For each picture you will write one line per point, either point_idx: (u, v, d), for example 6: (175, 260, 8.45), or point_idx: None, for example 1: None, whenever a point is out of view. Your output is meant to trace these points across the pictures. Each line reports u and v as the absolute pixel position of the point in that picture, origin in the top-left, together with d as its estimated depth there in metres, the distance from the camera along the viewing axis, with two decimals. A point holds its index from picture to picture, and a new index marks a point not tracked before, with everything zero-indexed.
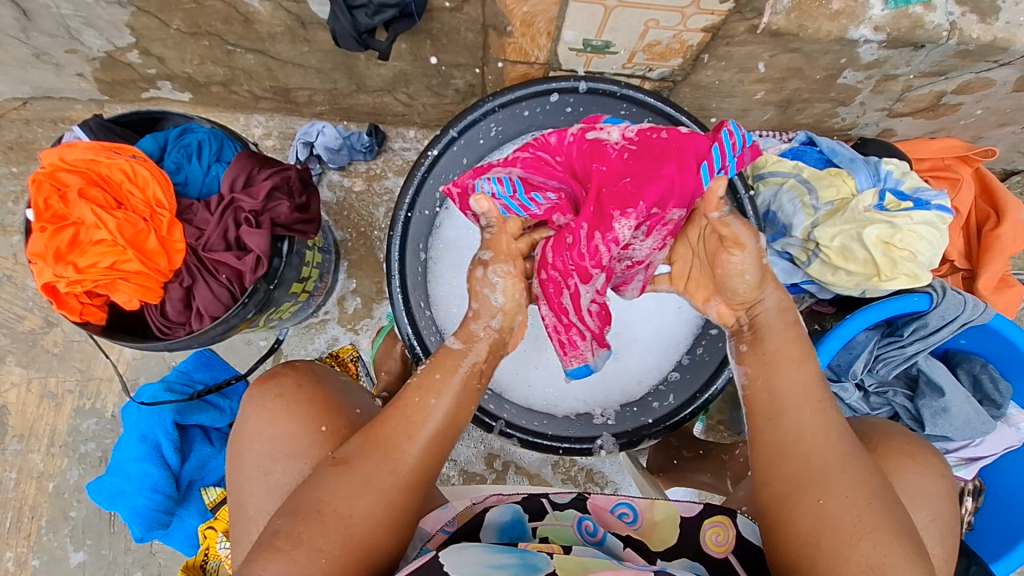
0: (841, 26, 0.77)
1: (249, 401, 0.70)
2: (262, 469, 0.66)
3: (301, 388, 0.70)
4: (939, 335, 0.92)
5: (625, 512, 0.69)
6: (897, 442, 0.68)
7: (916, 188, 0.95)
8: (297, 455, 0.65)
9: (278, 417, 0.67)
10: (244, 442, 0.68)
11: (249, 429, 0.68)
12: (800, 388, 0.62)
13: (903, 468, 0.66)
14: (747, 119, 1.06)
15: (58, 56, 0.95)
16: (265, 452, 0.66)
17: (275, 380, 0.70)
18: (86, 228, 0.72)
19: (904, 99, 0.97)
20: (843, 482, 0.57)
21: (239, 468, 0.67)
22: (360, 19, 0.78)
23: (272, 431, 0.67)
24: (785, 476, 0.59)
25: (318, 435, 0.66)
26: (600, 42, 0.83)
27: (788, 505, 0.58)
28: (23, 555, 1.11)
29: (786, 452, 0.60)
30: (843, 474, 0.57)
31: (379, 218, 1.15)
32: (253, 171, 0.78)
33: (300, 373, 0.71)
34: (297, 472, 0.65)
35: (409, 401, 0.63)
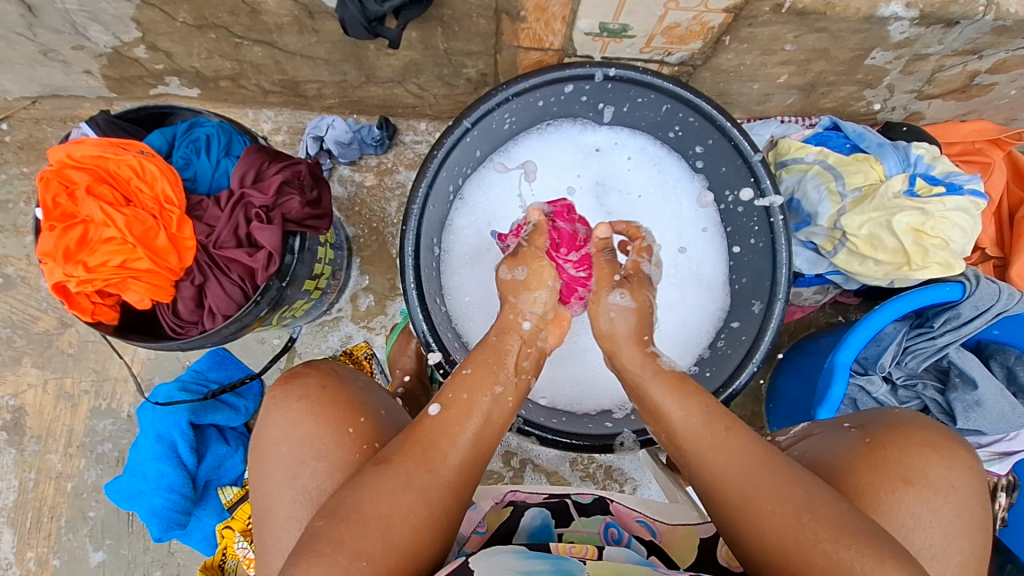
0: (870, 3, 0.73)
1: (266, 406, 0.68)
2: (289, 473, 0.63)
3: (325, 388, 0.68)
4: (971, 326, 0.89)
5: (646, 527, 0.71)
6: (916, 437, 0.62)
7: (948, 172, 0.91)
8: (324, 456, 0.63)
9: (302, 419, 0.66)
10: (268, 445, 0.65)
11: (273, 433, 0.65)
12: (689, 421, 0.64)
13: (925, 464, 0.60)
14: (769, 105, 1.02)
15: (64, 53, 0.94)
16: (292, 454, 0.64)
17: (299, 382, 0.68)
18: (95, 226, 0.70)
19: (934, 80, 0.93)
20: (771, 492, 0.56)
21: (264, 473, 0.64)
22: (369, 7, 0.75)
23: (296, 434, 0.65)
24: (724, 506, 0.59)
25: (344, 436, 0.65)
26: (617, 25, 0.80)
27: (741, 528, 0.57)
28: (43, 555, 1.11)
29: (716, 479, 0.60)
30: (768, 490, 0.57)
31: (391, 213, 1.13)
32: (264, 166, 0.76)
33: (324, 372, 0.70)
34: (326, 474, 0.63)
35: (445, 399, 0.64)
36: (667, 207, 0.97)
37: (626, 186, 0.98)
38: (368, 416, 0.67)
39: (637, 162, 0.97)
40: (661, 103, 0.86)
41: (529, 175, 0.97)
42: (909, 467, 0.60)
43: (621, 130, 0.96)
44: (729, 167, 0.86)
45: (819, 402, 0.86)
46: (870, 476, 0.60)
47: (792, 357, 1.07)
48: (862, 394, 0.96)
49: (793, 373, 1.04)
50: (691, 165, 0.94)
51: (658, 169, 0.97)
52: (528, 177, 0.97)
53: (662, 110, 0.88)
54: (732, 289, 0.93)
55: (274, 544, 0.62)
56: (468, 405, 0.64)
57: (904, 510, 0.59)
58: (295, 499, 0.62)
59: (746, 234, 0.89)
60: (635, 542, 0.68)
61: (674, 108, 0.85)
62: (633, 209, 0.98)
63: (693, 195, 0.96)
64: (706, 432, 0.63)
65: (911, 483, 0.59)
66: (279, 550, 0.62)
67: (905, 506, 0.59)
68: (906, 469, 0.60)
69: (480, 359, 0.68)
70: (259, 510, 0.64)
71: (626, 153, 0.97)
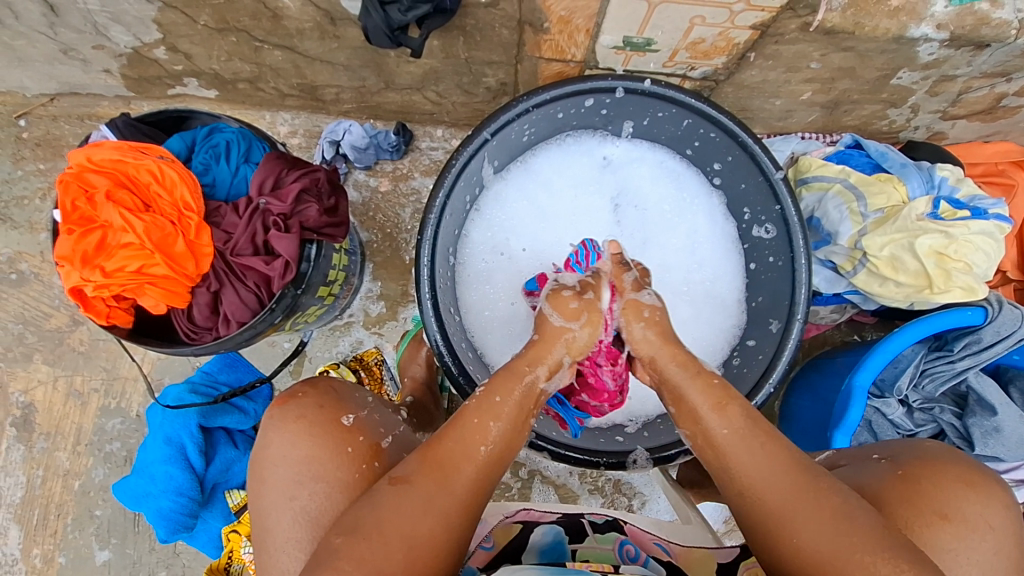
0: (900, 24, 0.72)
1: (270, 423, 0.67)
2: (288, 494, 0.62)
3: (323, 409, 0.68)
4: (993, 352, 0.87)
5: (662, 549, 0.71)
6: (951, 471, 0.59)
7: (973, 196, 0.90)
8: (324, 477, 0.63)
9: (299, 439, 0.65)
10: (266, 466, 0.64)
11: (272, 453, 0.65)
12: (733, 432, 0.61)
13: (963, 502, 0.57)
14: (790, 121, 1.01)
15: (85, 52, 0.94)
16: (290, 476, 0.63)
17: (296, 401, 0.68)
18: (114, 231, 0.70)
19: (960, 101, 0.92)
20: (807, 503, 0.55)
21: (261, 495, 0.64)
22: (393, 16, 0.74)
23: (294, 454, 0.64)
24: (758, 518, 0.57)
25: (343, 455, 0.64)
26: (641, 39, 0.80)
27: (775, 553, 0.56)
28: (49, 552, 1.11)
29: (750, 491, 0.58)
30: (804, 504, 0.55)
31: (405, 218, 1.13)
32: (282, 173, 0.75)
33: (321, 392, 0.69)
34: (325, 496, 0.62)
35: (470, 424, 0.61)
36: (685, 221, 0.96)
37: (644, 199, 0.97)
38: (371, 433, 0.67)
39: (655, 175, 0.97)
40: (682, 118, 0.85)
41: (546, 188, 0.97)
42: (946, 504, 0.57)
43: (639, 142, 0.95)
44: (748, 183, 0.86)
45: (837, 424, 0.85)
46: (904, 508, 0.57)
47: (807, 375, 1.05)
48: (877, 416, 0.95)
49: (808, 391, 1.03)
50: (710, 179, 0.94)
51: (676, 183, 0.96)
52: (546, 189, 0.97)
53: (683, 124, 0.87)
54: (749, 307, 0.92)
55: (278, 562, 0.61)
56: (483, 432, 0.61)
57: (937, 547, 0.56)
58: (296, 522, 0.61)
59: (764, 252, 0.88)
60: (652, 561, 0.67)
61: (695, 123, 0.84)
62: (651, 223, 0.97)
63: (713, 209, 0.95)
64: (738, 444, 0.60)
65: (948, 520, 0.56)
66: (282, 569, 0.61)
67: (942, 543, 0.56)
68: (943, 505, 0.57)
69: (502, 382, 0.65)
70: (258, 530, 0.63)
71: (645, 165, 0.97)
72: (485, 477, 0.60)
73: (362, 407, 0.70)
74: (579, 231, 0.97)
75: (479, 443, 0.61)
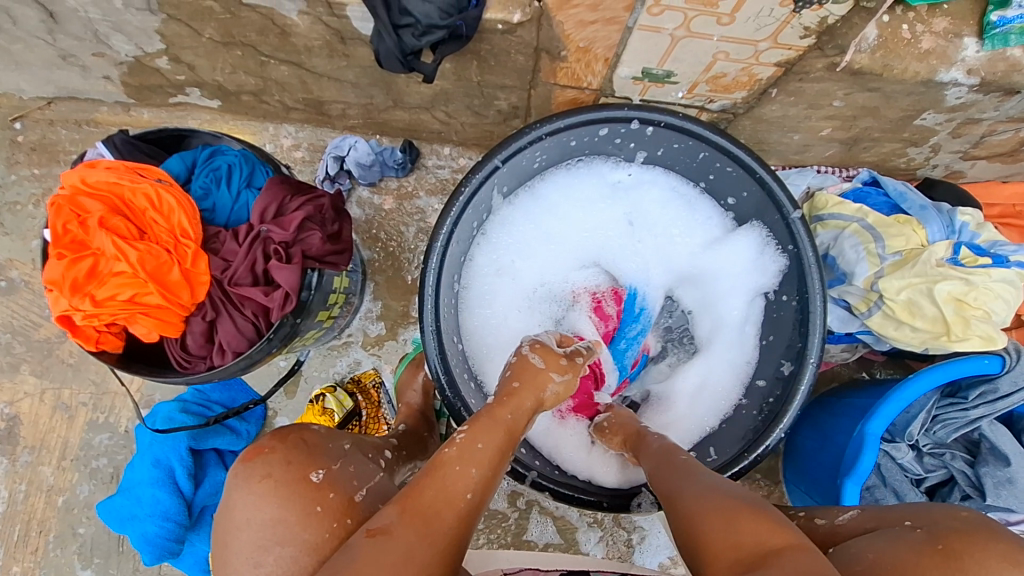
0: (930, 67, 0.70)
1: (234, 483, 0.61)
2: (253, 561, 0.57)
3: (290, 466, 0.61)
4: (1008, 401, 0.86)
5: None
6: (993, 549, 0.52)
7: (994, 242, 0.88)
8: (289, 540, 0.57)
9: (264, 502, 0.59)
10: (230, 529, 0.59)
11: (237, 517, 0.59)
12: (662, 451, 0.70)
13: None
14: (807, 154, 0.99)
15: (84, 59, 0.91)
16: (254, 541, 0.57)
17: (263, 459, 0.61)
18: (106, 258, 0.66)
19: (982, 143, 0.90)
20: (689, 477, 0.62)
21: (225, 561, 0.58)
22: (406, 41, 0.71)
23: (258, 518, 0.58)
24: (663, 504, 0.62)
25: (312, 517, 0.58)
26: (661, 71, 0.77)
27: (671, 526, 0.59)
28: (28, 570, 1.07)
29: (655, 478, 0.66)
30: (694, 483, 0.61)
31: (408, 237, 1.10)
32: (286, 200, 0.73)
33: (289, 447, 0.63)
34: (291, 559, 0.56)
35: (449, 470, 0.57)
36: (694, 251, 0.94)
37: (654, 227, 0.95)
38: (343, 488, 0.61)
39: (667, 204, 0.94)
40: (697, 150, 0.83)
41: (555, 214, 0.94)
42: None
43: (651, 170, 0.92)
44: (764, 219, 0.84)
45: (846, 473, 0.83)
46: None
47: (814, 414, 1.02)
48: (887, 460, 0.93)
49: (814, 430, 1.00)
50: (723, 210, 0.91)
51: (689, 212, 0.93)
52: (554, 217, 0.94)
53: (699, 157, 0.84)
54: (761, 345, 0.88)
55: None
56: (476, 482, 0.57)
57: None
58: None
59: (778, 290, 0.85)
60: None
61: (711, 155, 0.82)
62: (662, 250, 0.96)
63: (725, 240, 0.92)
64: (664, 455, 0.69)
65: None
66: None
67: None
68: None
69: (484, 424, 0.63)
70: None
71: (657, 193, 0.93)
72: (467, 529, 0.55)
73: (335, 459, 0.64)
74: (592, 258, 0.97)
75: (466, 491, 0.57)
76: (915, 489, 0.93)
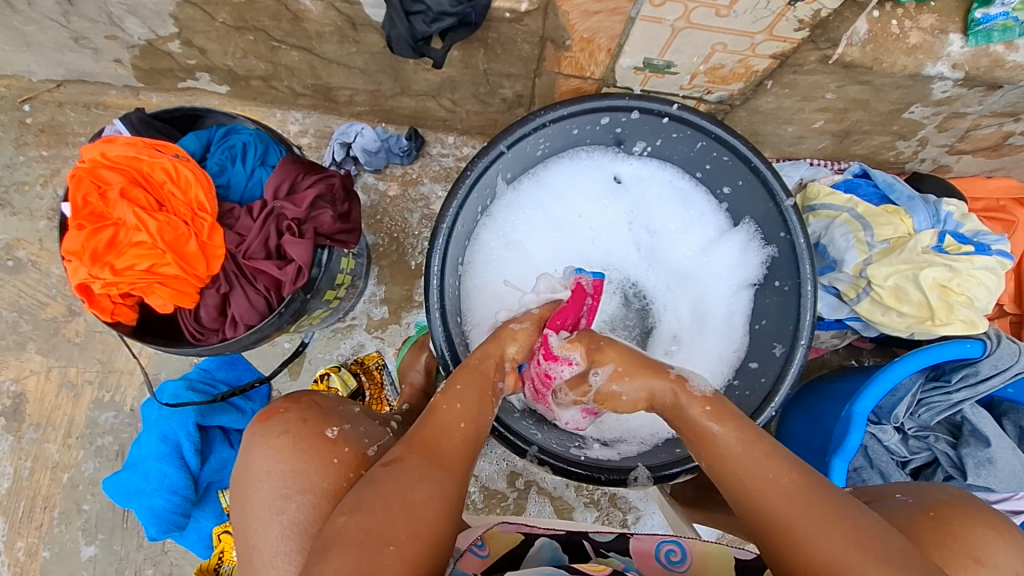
0: (917, 61, 0.73)
1: (253, 440, 0.65)
2: (275, 508, 0.60)
3: (306, 423, 0.66)
4: (988, 385, 0.89)
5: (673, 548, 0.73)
6: (980, 518, 0.62)
7: (977, 231, 0.91)
8: (309, 488, 0.60)
9: (283, 454, 0.63)
10: (251, 482, 0.62)
11: (257, 470, 0.62)
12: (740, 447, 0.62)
13: (991, 546, 0.60)
14: (800, 147, 1.02)
15: (97, 41, 0.93)
16: (276, 490, 0.60)
17: (279, 417, 0.66)
18: (126, 229, 0.68)
19: (967, 137, 0.93)
20: (804, 507, 0.56)
21: (245, 512, 0.61)
22: (417, 27, 0.74)
23: (278, 469, 0.62)
24: (769, 532, 0.57)
25: (330, 468, 0.62)
26: (661, 62, 0.81)
27: (785, 558, 0.55)
28: (33, 545, 1.09)
29: (750, 493, 0.60)
30: (808, 512, 0.56)
31: (412, 223, 1.12)
32: (298, 178, 0.75)
33: (304, 407, 0.68)
34: (311, 506, 0.59)
35: (439, 410, 0.65)
36: (688, 243, 0.98)
37: (652, 216, 0.99)
38: (357, 444, 0.65)
39: (665, 194, 0.97)
40: (695, 140, 0.86)
41: (556, 203, 0.97)
42: (978, 549, 0.60)
43: (650, 161, 0.95)
44: (758, 208, 0.87)
45: (834, 451, 0.86)
46: (940, 549, 0.60)
47: (805, 399, 1.06)
48: (873, 442, 0.96)
49: (804, 414, 1.04)
50: (718, 201, 0.94)
51: (685, 202, 0.96)
52: (556, 205, 0.97)
53: (696, 147, 0.87)
54: (752, 331, 0.91)
55: None
56: (463, 412, 0.66)
57: None
58: (284, 535, 0.58)
59: (771, 276, 0.88)
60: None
61: (709, 145, 0.85)
62: (658, 240, 0.99)
63: (718, 231, 0.95)
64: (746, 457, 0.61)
65: (981, 564, 0.59)
66: None
67: None
68: (976, 550, 0.60)
69: (471, 380, 0.69)
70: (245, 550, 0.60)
71: (655, 184, 0.96)
72: (468, 450, 0.64)
73: (347, 421, 0.68)
74: (595, 243, 1.00)
75: (459, 421, 0.65)
76: (900, 470, 0.96)
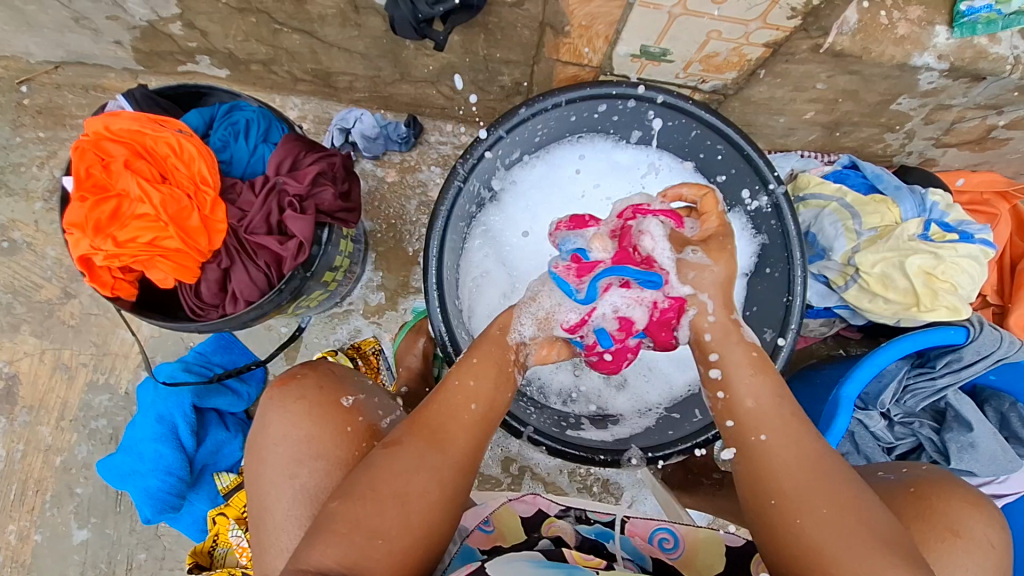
0: (904, 52, 0.75)
1: (270, 403, 0.68)
2: (288, 473, 0.64)
3: (323, 390, 0.69)
4: (972, 369, 0.91)
5: (666, 535, 0.74)
6: (958, 492, 0.65)
7: (961, 221, 0.94)
8: (324, 455, 0.65)
9: (299, 419, 0.66)
10: (267, 446, 0.66)
11: (274, 433, 0.66)
12: (770, 407, 0.62)
13: (968, 518, 0.64)
14: (791, 138, 1.04)
15: (98, 22, 0.93)
16: (291, 455, 0.65)
17: (297, 382, 0.69)
18: (129, 201, 0.70)
19: (952, 130, 0.96)
20: (820, 495, 0.57)
21: (261, 473, 0.66)
22: (420, 9, 0.76)
23: (294, 434, 0.66)
24: (762, 495, 0.59)
25: (343, 435, 0.66)
26: (657, 49, 0.82)
27: (770, 523, 0.58)
28: (25, 529, 1.08)
29: (763, 463, 0.60)
30: (819, 495, 0.57)
31: (410, 210, 1.13)
32: (300, 155, 0.76)
33: (321, 374, 0.71)
34: (324, 473, 0.64)
35: (450, 385, 0.64)
36: None
37: None
38: (370, 414, 0.68)
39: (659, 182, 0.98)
40: (690, 128, 0.88)
41: (552, 190, 0.98)
42: (955, 521, 0.63)
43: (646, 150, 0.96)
44: (750, 196, 0.88)
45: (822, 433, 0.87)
46: (919, 523, 0.63)
47: (794, 386, 1.08)
48: (860, 427, 0.99)
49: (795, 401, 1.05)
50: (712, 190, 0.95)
51: None
52: (553, 193, 0.98)
53: (691, 135, 0.89)
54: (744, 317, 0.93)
55: (276, 541, 0.64)
56: (474, 393, 0.63)
57: (952, 561, 0.62)
58: (295, 500, 0.64)
59: (763, 263, 0.90)
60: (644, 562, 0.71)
61: (703, 133, 0.87)
62: None
63: None
64: (768, 426, 0.61)
65: (958, 536, 0.63)
66: (283, 548, 0.63)
67: (957, 560, 0.62)
68: (953, 522, 0.63)
69: (486, 349, 0.66)
70: (259, 510, 0.65)
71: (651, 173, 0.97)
72: (479, 430, 0.63)
73: (361, 390, 0.71)
74: None
75: (469, 402, 0.63)
76: (886, 456, 0.99)
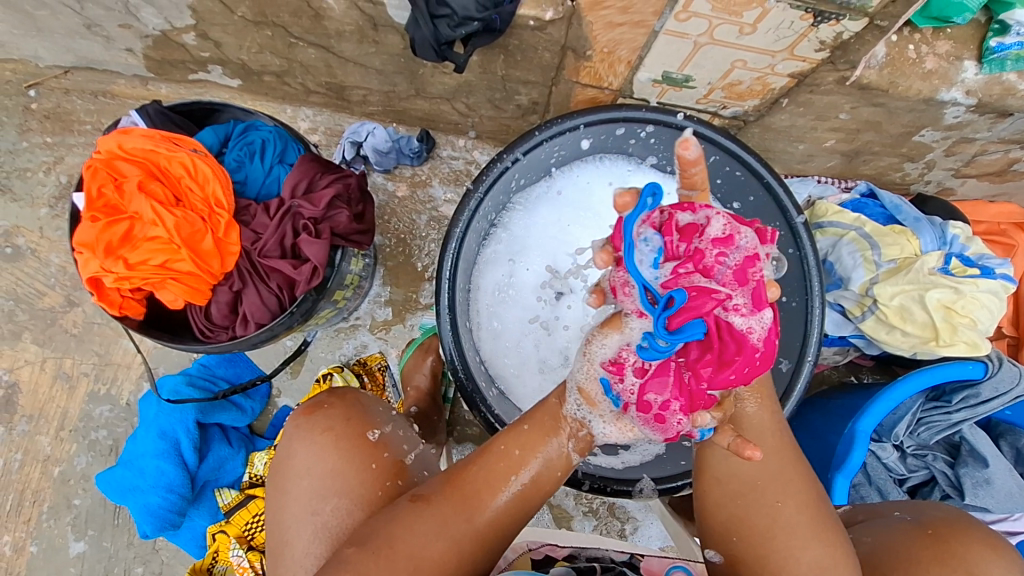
0: (932, 87, 0.74)
1: (296, 432, 0.68)
2: (310, 508, 0.63)
3: (351, 421, 0.68)
4: (989, 406, 0.90)
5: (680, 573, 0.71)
6: (977, 535, 0.63)
7: (981, 254, 0.93)
8: (346, 492, 0.63)
9: (326, 452, 0.65)
10: (291, 477, 0.66)
11: (298, 465, 0.66)
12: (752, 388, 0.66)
13: (990, 563, 0.61)
14: (810, 165, 1.03)
15: (109, 29, 0.91)
16: (315, 489, 0.64)
17: (323, 413, 0.68)
18: (142, 223, 0.69)
19: (973, 162, 0.95)
20: (783, 480, 0.62)
21: (283, 505, 0.65)
22: (442, 31, 0.74)
23: (320, 467, 0.65)
24: (729, 476, 0.63)
25: (369, 472, 0.64)
26: (680, 76, 0.81)
27: (737, 502, 0.62)
28: (20, 540, 1.07)
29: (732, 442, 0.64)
30: (783, 479, 0.62)
31: (420, 225, 1.12)
32: (316, 176, 0.75)
33: (349, 404, 0.69)
34: (347, 512, 0.62)
35: (495, 450, 0.63)
36: None
37: None
38: (396, 450, 0.67)
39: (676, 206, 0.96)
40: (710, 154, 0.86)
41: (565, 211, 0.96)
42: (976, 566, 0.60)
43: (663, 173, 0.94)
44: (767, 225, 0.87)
45: (837, 466, 0.85)
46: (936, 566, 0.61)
47: (805, 414, 1.07)
48: (873, 460, 0.98)
49: (804, 430, 1.04)
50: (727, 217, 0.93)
51: None
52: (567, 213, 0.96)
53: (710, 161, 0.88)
54: None
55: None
56: (518, 463, 0.62)
57: None
58: (315, 536, 0.62)
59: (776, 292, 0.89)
60: None
61: (722, 159, 0.85)
62: None
63: None
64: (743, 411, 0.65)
65: None
66: None
67: None
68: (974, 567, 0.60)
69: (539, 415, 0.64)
70: (279, 546, 0.64)
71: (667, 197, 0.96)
72: (513, 509, 0.62)
73: (388, 422, 0.70)
74: None
75: (512, 472, 0.62)
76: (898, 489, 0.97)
